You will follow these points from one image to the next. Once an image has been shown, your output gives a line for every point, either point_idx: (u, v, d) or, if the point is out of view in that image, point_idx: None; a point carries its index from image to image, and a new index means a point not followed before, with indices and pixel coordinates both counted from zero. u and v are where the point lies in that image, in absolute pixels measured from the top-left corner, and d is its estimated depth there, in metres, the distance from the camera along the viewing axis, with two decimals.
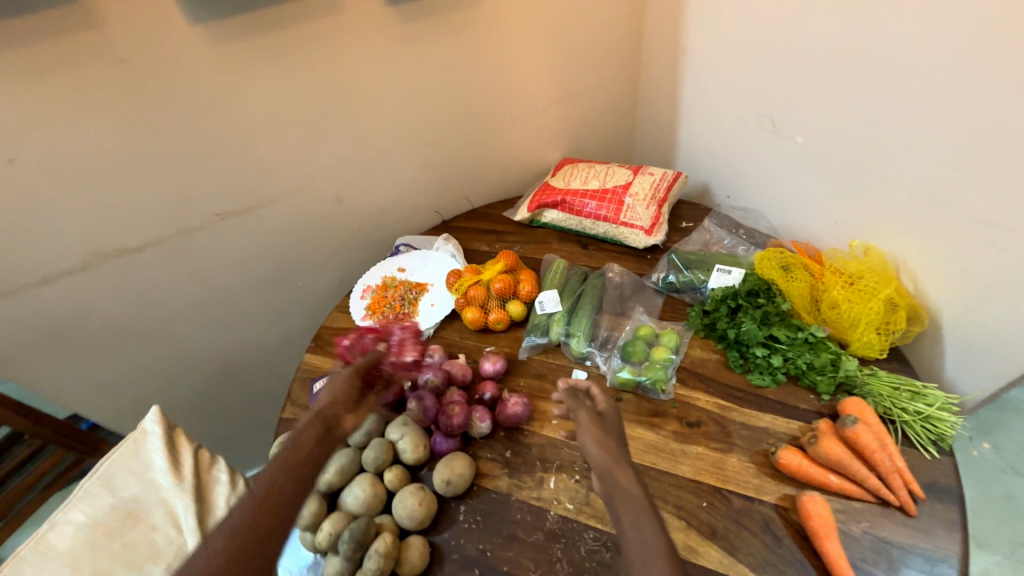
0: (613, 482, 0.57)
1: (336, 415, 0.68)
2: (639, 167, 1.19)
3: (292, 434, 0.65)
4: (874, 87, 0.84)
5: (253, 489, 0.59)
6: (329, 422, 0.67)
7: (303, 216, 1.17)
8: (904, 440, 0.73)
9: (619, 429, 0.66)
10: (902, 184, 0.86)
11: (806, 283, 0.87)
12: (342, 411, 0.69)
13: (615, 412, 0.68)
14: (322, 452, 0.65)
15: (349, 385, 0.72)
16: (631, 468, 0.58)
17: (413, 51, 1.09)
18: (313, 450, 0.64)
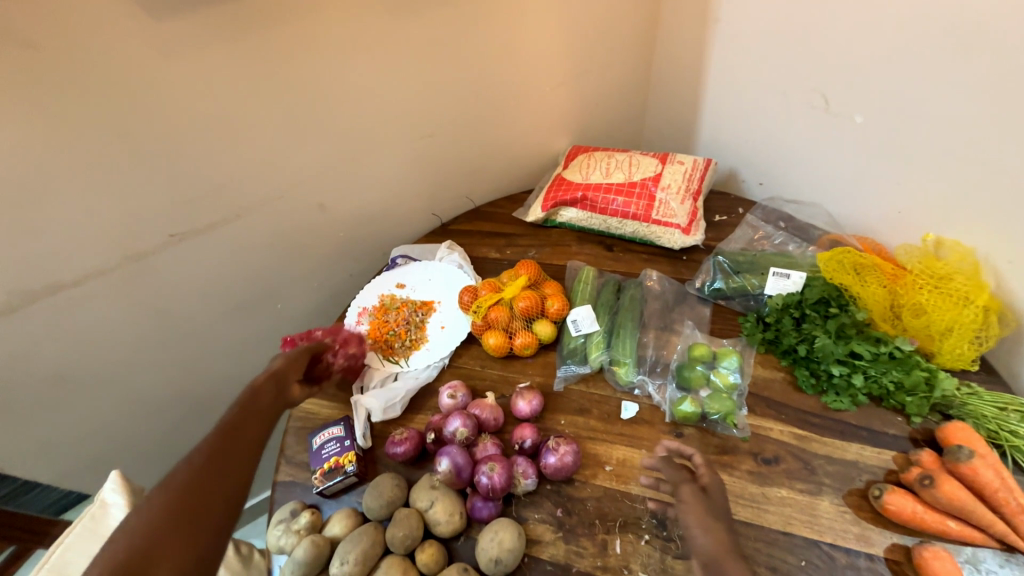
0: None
1: (287, 376, 0.68)
2: (666, 155, 1.05)
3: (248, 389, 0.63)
4: (957, 55, 0.73)
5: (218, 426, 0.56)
6: (280, 384, 0.67)
7: (280, 229, 0.98)
8: (1011, 466, 0.65)
9: (726, 508, 0.61)
10: (985, 167, 0.74)
11: (883, 288, 0.76)
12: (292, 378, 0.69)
13: (719, 487, 0.63)
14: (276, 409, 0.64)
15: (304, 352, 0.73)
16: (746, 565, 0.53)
17: (402, 25, 0.91)
18: (269, 405, 0.63)
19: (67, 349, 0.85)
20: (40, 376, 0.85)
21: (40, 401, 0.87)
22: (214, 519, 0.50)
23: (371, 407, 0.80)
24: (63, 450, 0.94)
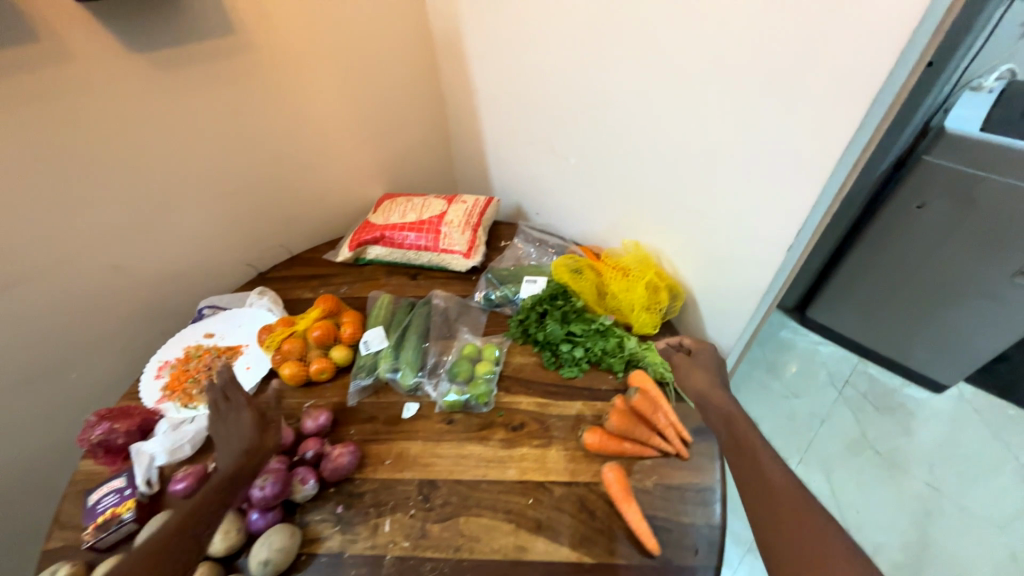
0: (710, 406, 0.84)
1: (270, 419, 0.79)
2: (453, 196, 1.26)
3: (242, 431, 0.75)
4: (612, 113, 0.99)
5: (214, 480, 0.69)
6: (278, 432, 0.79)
7: (62, 296, 0.95)
8: (677, 396, 0.89)
9: (712, 365, 0.91)
10: (647, 192, 1.03)
11: (592, 282, 1.03)
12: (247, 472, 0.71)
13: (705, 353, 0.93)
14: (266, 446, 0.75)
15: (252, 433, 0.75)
16: (726, 398, 0.84)
17: (178, 97, 0.97)
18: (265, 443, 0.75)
19: None
20: None
21: None
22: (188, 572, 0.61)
23: (155, 451, 0.82)
24: None
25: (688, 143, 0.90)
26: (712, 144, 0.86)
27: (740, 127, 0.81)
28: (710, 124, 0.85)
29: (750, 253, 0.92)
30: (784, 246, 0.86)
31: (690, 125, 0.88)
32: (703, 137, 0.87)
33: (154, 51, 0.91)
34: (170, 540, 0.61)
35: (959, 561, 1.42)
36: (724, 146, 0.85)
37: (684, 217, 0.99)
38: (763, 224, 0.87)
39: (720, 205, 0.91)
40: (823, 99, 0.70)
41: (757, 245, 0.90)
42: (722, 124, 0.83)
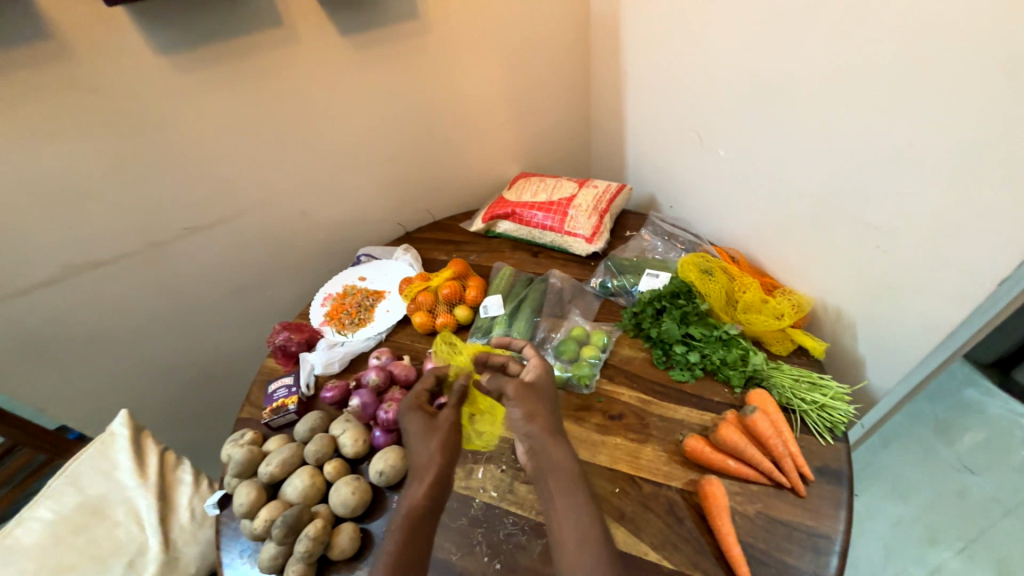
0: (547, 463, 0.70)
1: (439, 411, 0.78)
2: (585, 181, 1.27)
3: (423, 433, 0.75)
4: (784, 105, 0.88)
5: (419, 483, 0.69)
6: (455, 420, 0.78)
7: (270, 230, 1.21)
8: (804, 428, 0.80)
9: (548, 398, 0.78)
10: (811, 197, 0.90)
11: (724, 285, 0.95)
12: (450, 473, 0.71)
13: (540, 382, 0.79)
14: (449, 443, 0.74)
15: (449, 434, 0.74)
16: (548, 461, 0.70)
17: (370, 76, 1.13)
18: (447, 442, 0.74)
19: (102, 313, 1.09)
20: (83, 332, 1.09)
21: (79, 353, 1.11)
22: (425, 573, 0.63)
23: (315, 362, 1.02)
24: (91, 394, 1.17)
25: (871, 146, 0.77)
26: (905, 150, 0.73)
27: (950, 131, 0.67)
28: (908, 126, 0.71)
29: (932, 282, 0.76)
30: (992, 280, 0.69)
31: (877, 122, 0.75)
32: (892, 140, 0.74)
33: (358, 35, 1.07)
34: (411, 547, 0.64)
35: None
36: (924, 153, 0.71)
37: (847, 232, 0.86)
38: (964, 250, 0.71)
39: (904, 222, 0.77)
40: None
41: (955, 273, 0.73)
42: (928, 124, 0.69)
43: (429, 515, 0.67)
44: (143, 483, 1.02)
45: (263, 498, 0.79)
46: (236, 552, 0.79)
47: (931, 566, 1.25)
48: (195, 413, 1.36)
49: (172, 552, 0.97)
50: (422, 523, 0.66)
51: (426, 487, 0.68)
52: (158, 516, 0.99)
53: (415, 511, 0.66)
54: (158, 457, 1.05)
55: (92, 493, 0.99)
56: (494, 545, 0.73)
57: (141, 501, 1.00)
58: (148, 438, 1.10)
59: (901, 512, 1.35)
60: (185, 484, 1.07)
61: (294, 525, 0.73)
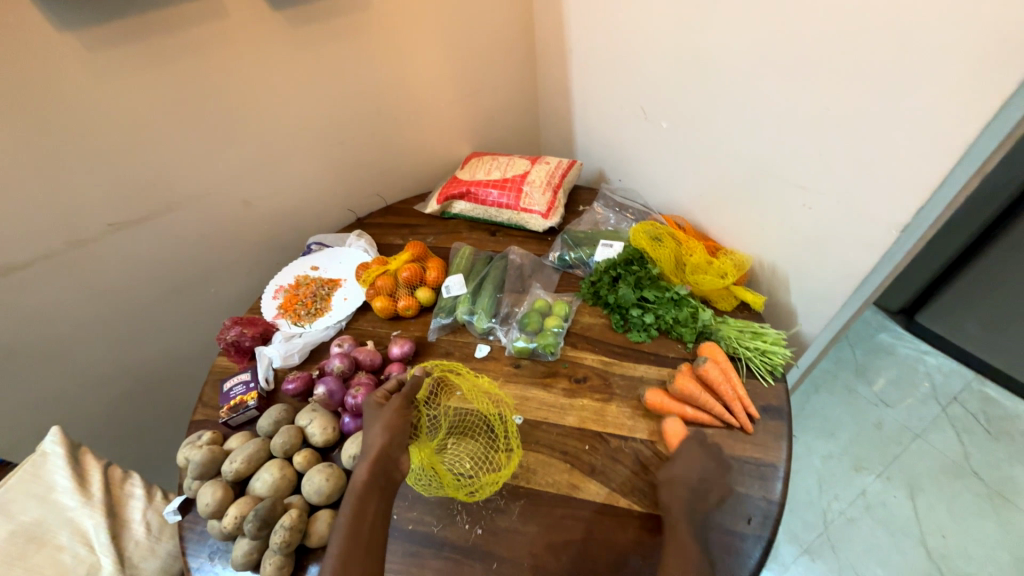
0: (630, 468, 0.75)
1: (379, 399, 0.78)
2: (536, 158, 1.29)
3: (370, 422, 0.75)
4: (719, 75, 0.93)
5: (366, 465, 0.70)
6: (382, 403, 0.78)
7: (208, 222, 1.13)
8: (749, 373, 0.89)
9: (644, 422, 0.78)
10: (748, 163, 0.96)
11: (672, 249, 1.02)
12: (398, 452, 0.72)
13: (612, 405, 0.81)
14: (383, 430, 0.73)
15: (403, 418, 0.75)
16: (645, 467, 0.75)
17: (307, 53, 1.07)
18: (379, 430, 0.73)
19: (18, 323, 0.98)
20: None
21: None
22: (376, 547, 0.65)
23: (272, 355, 0.98)
24: (13, 415, 1.06)
25: (795, 111, 0.84)
26: (824, 113, 0.80)
27: (859, 93, 0.74)
28: (826, 90, 0.78)
29: (851, 235, 0.85)
30: (897, 227, 0.78)
31: (798, 88, 0.81)
32: (812, 104, 0.81)
33: (292, 9, 1.00)
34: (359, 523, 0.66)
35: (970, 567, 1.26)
36: (840, 115, 0.78)
37: (779, 191, 0.93)
38: (878, 200, 0.79)
39: (826, 180, 0.84)
40: (958, 65, 0.63)
41: (863, 222, 0.82)
42: (841, 86, 0.76)
43: (375, 497, 0.68)
44: (86, 502, 0.91)
45: (230, 496, 0.76)
46: (206, 555, 0.76)
47: (858, 490, 1.42)
48: (137, 424, 1.27)
49: (128, 570, 0.87)
50: (368, 505, 0.68)
51: (371, 466, 0.70)
52: (106, 536, 0.88)
53: (358, 496, 0.68)
54: (101, 473, 0.95)
55: (25, 519, 0.86)
56: (474, 512, 0.75)
57: (83, 521, 0.89)
58: (88, 455, 0.98)
59: (830, 449, 1.52)
60: (137, 499, 0.96)
61: (268, 518, 0.71)
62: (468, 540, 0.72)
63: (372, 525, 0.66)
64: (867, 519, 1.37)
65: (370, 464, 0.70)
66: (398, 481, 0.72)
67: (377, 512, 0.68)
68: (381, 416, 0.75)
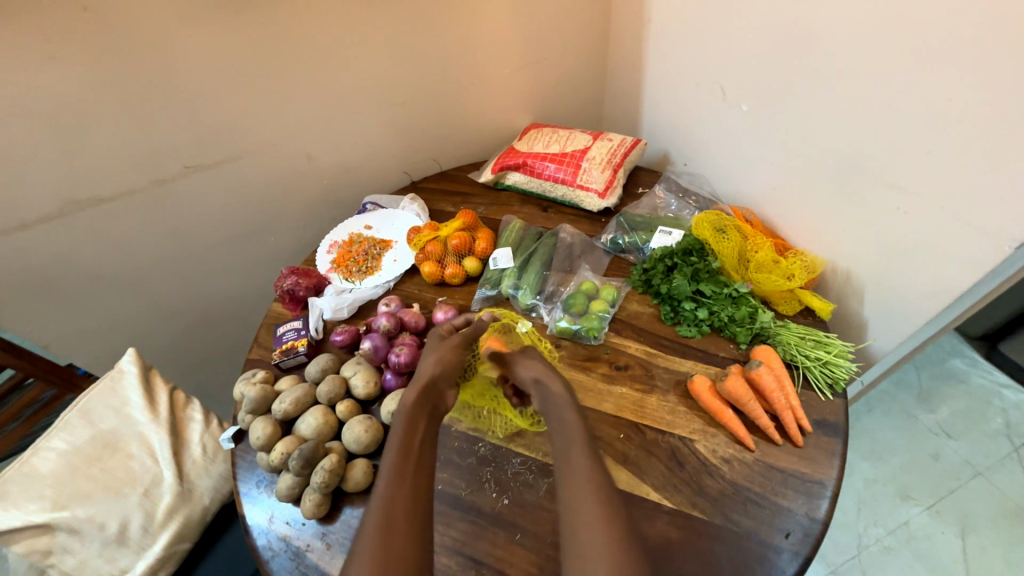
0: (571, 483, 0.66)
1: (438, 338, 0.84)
2: (599, 134, 1.23)
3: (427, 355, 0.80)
4: (818, 55, 0.84)
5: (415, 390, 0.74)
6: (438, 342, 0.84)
7: (274, 172, 1.17)
8: (805, 384, 0.83)
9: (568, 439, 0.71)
10: (836, 156, 0.87)
11: (736, 243, 0.96)
12: (445, 384, 0.77)
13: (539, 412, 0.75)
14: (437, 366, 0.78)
15: (455, 355, 0.80)
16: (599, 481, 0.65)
17: (379, 8, 1.06)
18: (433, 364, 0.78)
19: (105, 251, 1.07)
20: (86, 270, 1.07)
21: (83, 291, 1.10)
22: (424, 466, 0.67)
23: (323, 308, 1.02)
24: (97, 333, 1.17)
25: (905, 100, 0.74)
26: (943, 103, 0.70)
27: (994, 83, 0.64)
28: (949, 77, 0.68)
29: (953, 248, 0.76)
30: (1011, 242, 0.69)
31: (914, 75, 0.72)
32: (927, 92, 0.71)
33: None
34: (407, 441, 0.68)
35: None
36: (963, 108, 0.68)
37: (869, 190, 0.84)
38: (991, 211, 0.69)
39: (931, 182, 0.75)
40: None
41: (965, 233, 0.73)
42: (971, 73, 0.66)
43: (423, 419, 0.72)
44: (154, 419, 1.00)
45: (278, 433, 0.81)
46: (253, 482, 0.82)
47: (901, 519, 1.33)
48: (199, 356, 1.37)
49: (185, 484, 0.96)
50: (417, 425, 0.71)
51: (420, 391, 0.74)
52: (168, 452, 0.97)
53: (409, 414, 0.71)
54: (167, 395, 1.03)
55: (104, 426, 0.96)
56: (502, 481, 0.77)
57: (151, 436, 0.98)
58: (158, 377, 1.07)
59: (877, 473, 1.42)
60: (196, 423, 1.05)
61: (311, 458, 0.75)
62: (493, 508, 0.74)
63: (421, 441, 0.69)
64: (908, 550, 1.29)
65: (420, 389, 0.74)
66: (441, 412, 0.76)
67: (425, 431, 0.71)
68: (435, 352, 0.81)
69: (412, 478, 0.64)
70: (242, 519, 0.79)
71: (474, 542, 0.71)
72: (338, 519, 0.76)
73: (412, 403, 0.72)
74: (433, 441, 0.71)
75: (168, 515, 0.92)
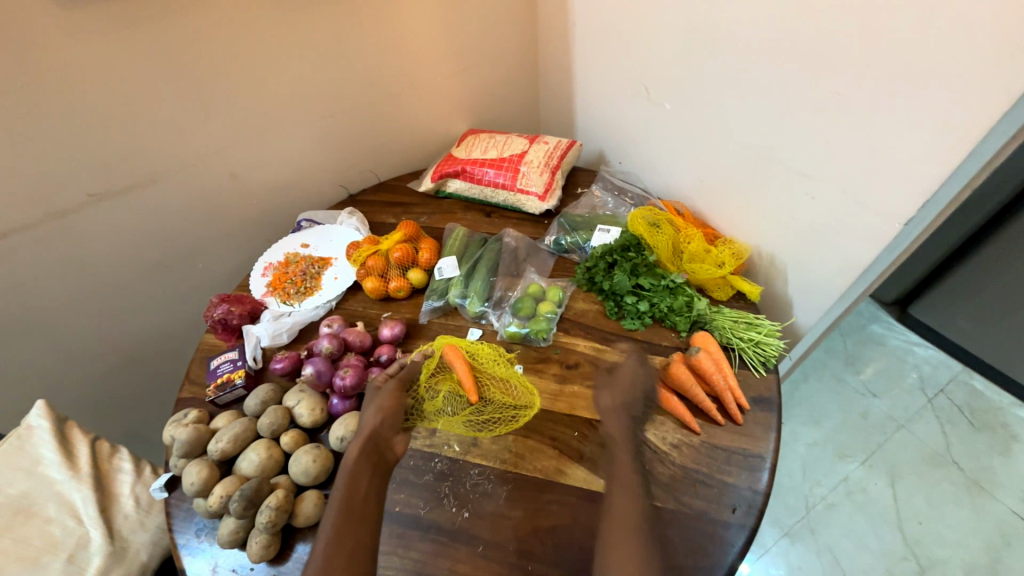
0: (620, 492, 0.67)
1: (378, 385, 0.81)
2: (535, 137, 1.25)
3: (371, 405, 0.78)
4: (727, 56, 0.89)
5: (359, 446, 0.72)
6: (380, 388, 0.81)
7: (194, 195, 1.10)
8: (741, 363, 0.89)
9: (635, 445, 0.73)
10: (751, 149, 0.93)
11: (669, 236, 1.00)
12: (389, 432, 0.75)
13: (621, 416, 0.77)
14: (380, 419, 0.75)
15: (396, 400, 0.78)
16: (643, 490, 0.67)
17: (295, 18, 1.01)
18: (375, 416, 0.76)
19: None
20: None
21: None
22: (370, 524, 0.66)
23: (261, 334, 0.96)
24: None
25: (803, 96, 0.81)
26: (834, 98, 0.77)
27: (872, 80, 0.71)
28: (836, 73, 0.75)
29: (857, 227, 0.83)
30: (901, 220, 0.76)
31: (808, 72, 0.78)
32: (820, 87, 0.78)
33: None
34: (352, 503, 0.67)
35: (945, 554, 1.30)
36: (851, 101, 0.75)
37: (781, 178, 0.91)
38: (881, 193, 0.77)
39: (832, 169, 0.82)
40: (973, 54, 0.60)
41: (863, 213, 0.81)
42: (852, 71, 0.73)
43: (367, 474, 0.70)
44: (74, 476, 0.90)
45: (216, 475, 0.76)
46: (192, 532, 0.76)
47: (840, 476, 1.45)
48: (125, 398, 1.26)
49: (118, 542, 0.87)
50: (359, 481, 0.69)
51: (362, 444, 0.72)
52: (93, 509, 0.88)
53: (351, 471, 0.70)
54: (87, 447, 0.94)
55: (12, 491, 0.86)
56: (461, 495, 0.76)
57: (71, 494, 0.88)
58: (76, 429, 0.97)
59: (816, 436, 1.54)
60: (125, 473, 0.96)
61: (254, 498, 0.71)
62: (454, 523, 0.73)
63: (365, 499, 0.68)
64: (849, 504, 1.40)
65: (362, 441, 0.73)
66: (390, 461, 0.73)
67: (368, 486, 0.69)
68: (376, 399, 0.79)
69: (352, 542, 0.63)
70: (182, 573, 0.72)
71: (437, 561, 0.70)
72: (291, 558, 0.72)
73: (353, 458, 0.70)
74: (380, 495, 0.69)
75: None
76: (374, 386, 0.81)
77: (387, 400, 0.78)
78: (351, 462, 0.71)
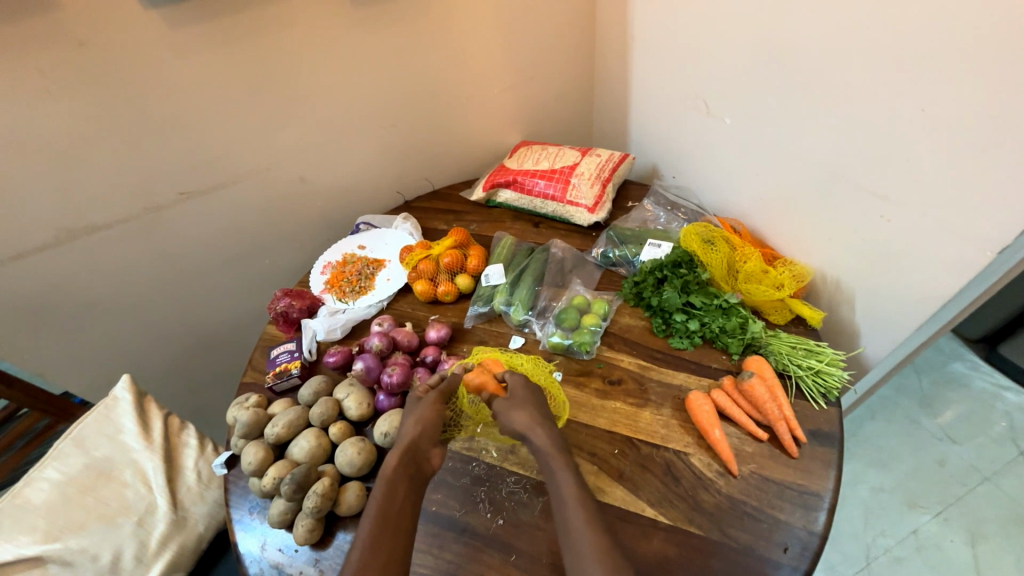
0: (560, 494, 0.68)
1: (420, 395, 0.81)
2: (587, 149, 1.25)
3: (412, 415, 0.78)
4: (798, 69, 0.86)
5: (398, 456, 0.73)
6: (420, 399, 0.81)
7: (267, 196, 1.19)
8: (799, 393, 0.83)
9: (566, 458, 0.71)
10: (819, 166, 0.89)
11: (724, 254, 0.96)
12: (428, 444, 0.75)
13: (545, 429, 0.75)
14: (420, 431, 0.75)
15: (436, 412, 0.78)
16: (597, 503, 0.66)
17: (368, 35, 1.09)
18: (415, 428, 0.76)
19: (100, 278, 1.08)
20: (82, 297, 1.08)
21: (78, 318, 1.10)
22: (403, 534, 0.66)
23: (317, 328, 1.02)
24: (92, 361, 1.17)
25: (881, 112, 0.76)
26: (917, 114, 0.72)
27: (964, 96, 0.66)
28: (922, 87, 0.70)
29: (937, 254, 0.76)
30: (993, 248, 0.69)
31: (887, 86, 0.74)
32: (902, 102, 0.73)
33: None
34: (388, 512, 0.67)
35: None
36: (937, 118, 0.69)
37: (851, 199, 0.86)
38: (970, 218, 0.70)
39: (910, 190, 0.76)
40: None
41: (947, 238, 0.74)
42: (938, 87, 0.68)
43: (403, 484, 0.71)
44: (148, 446, 0.99)
45: (270, 457, 0.81)
46: (246, 508, 0.82)
47: (909, 528, 1.31)
48: (196, 379, 1.37)
49: (180, 511, 0.95)
50: (396, 491, 0.70)
51: (400, 455, 0.73)
52: (162, 478, 0.96)
53: (389, 481, 0.70)
54: (161, 420, 1.03)
55: (97, 455, 0.95)
56: (497, 502, 0.76)
57: (145, 462, 0.97)
58: (152, 403, 1.07)
59: (882, 480, 1.40)
60: (191, 448, 1.04)
61: (303, 483, 0.74)
62: (489, 529, 0.73)
63: (400, 509, 0.68)
64: (918, 560, 1.26)
65: (401, 451, 0.73)
66: (425, 474, 0.74)
67: (404, 497, 0.69)
68: (417, 409, 0.79)
69: (387, 552, 0.64)
70: (234, 547, 0.77)
71: (469, 565, 0.70)
72: (331, 545, 0.75)
73: (392, 467, 0.71)
74: (414, 506, 0.70)
75: (162, 544, 0.91)
76: (414, 395, 0.82)
77: (428, 412, 0.78)
78: (389, 471, 0.72)
